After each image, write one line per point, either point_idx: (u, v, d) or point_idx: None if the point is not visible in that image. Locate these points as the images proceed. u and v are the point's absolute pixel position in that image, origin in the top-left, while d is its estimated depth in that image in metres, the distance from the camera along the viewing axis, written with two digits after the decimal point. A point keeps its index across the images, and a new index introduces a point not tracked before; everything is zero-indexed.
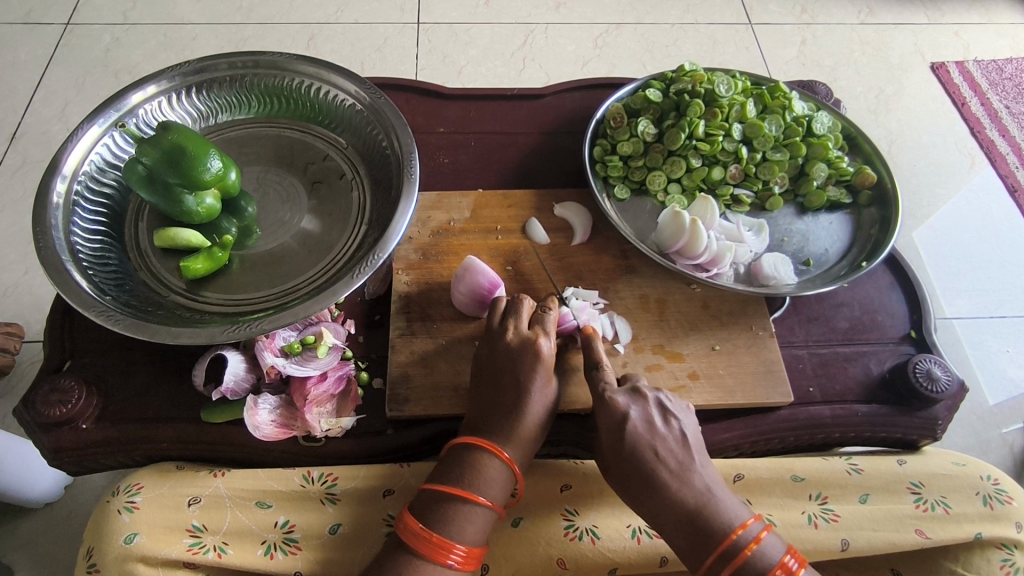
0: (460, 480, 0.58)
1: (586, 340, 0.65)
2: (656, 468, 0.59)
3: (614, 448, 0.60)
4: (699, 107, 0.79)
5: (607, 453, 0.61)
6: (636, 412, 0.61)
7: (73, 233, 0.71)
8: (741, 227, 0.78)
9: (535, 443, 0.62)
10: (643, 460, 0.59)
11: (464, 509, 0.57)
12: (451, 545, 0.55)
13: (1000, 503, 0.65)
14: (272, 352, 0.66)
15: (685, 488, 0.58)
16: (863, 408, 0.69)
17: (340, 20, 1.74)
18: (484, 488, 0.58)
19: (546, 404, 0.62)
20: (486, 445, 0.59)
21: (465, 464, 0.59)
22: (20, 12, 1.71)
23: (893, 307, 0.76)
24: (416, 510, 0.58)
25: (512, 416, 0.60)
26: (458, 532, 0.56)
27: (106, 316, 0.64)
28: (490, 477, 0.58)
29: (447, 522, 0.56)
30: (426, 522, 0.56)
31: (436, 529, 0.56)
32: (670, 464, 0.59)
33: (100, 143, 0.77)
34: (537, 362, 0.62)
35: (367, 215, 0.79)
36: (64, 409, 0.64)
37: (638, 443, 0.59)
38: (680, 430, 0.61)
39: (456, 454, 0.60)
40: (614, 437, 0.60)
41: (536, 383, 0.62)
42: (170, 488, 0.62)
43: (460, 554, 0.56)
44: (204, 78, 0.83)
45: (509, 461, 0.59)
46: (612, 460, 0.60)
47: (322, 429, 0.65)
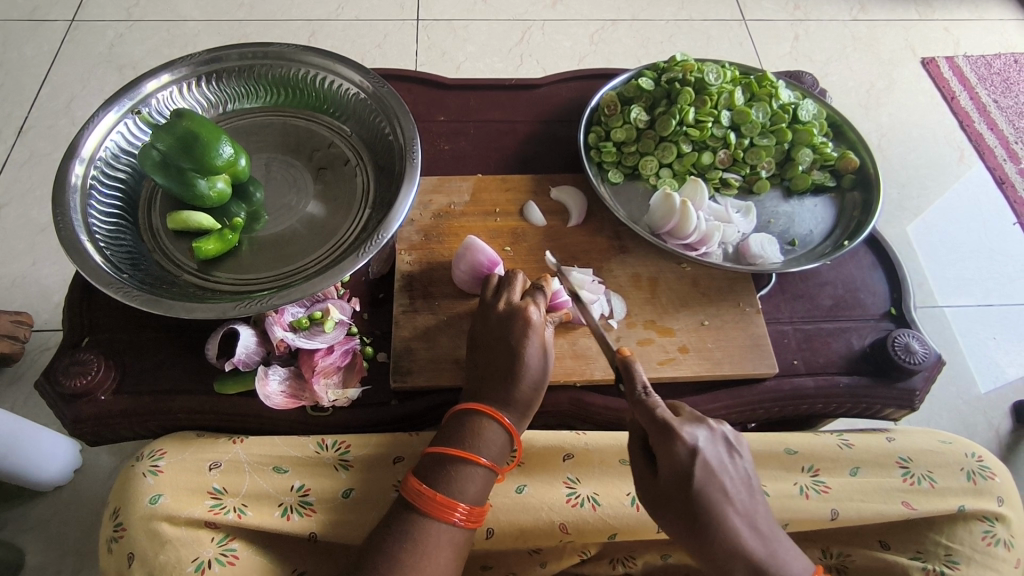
0: (461, 443, 0.61)
1: (626, 364, 0.58)
2: (726, 512, 0.55)
3: (679, 489, 0.55)
4: (688, 95, 0.83)
5: (669, 494, 0.55)
6: (707, 451, 0.56)
7: (90, 215, 0.74)
8: (729, 208, 0.82)
9: (531, 408, 0.64)
10: (714, 504, 0.55)
11: (466, 469, 0.60)
12: (454, 503, 0.58)
13: (983, 478, 0.69)
14: (282, 326, 0.69)
15: (751, 535, 0.55)
16: (845, 380, 0.72)
17: (341, 17, 1.78)
18: (485, 450, 0.61)
19: (538, 369, 0.64)
20: (485, 409, 0.62)
21: (466, 428, 0.62)
22: (26, 9, 1.75)
23: (874, 285, 0.79)
24: (421, 472, 0.61)
25: (509, 383, 0.63)
26: (461, 492, 0.59)
27: (124, 293, 0.67)
28: (490, 440, 0.62)
29: (450, 482, 0.59)
30: (431, 482, 0.60)
31: (440, 490, 0.59)
32: (737, 509, 0.56)
33: (115, 130, 0.80)
34: (528, 327, 0.65)
35: (371, 199, 0.83)
36: (85, 380, 0.67)
37: (709, 488, 0.55)
38: (745, 470, 0.58)
39: (457, 419, 0.63)
40: (685, 479, 0.55)
41: (530, 347, 0.64)
42: (192, 453, 0.66)
43: (463, 512, 0.59)
44: (214, 68, 0.87)
45: (508, 425, 0.63)
46: (675, 501, 0.55)
47: (329, 399, 0.68)
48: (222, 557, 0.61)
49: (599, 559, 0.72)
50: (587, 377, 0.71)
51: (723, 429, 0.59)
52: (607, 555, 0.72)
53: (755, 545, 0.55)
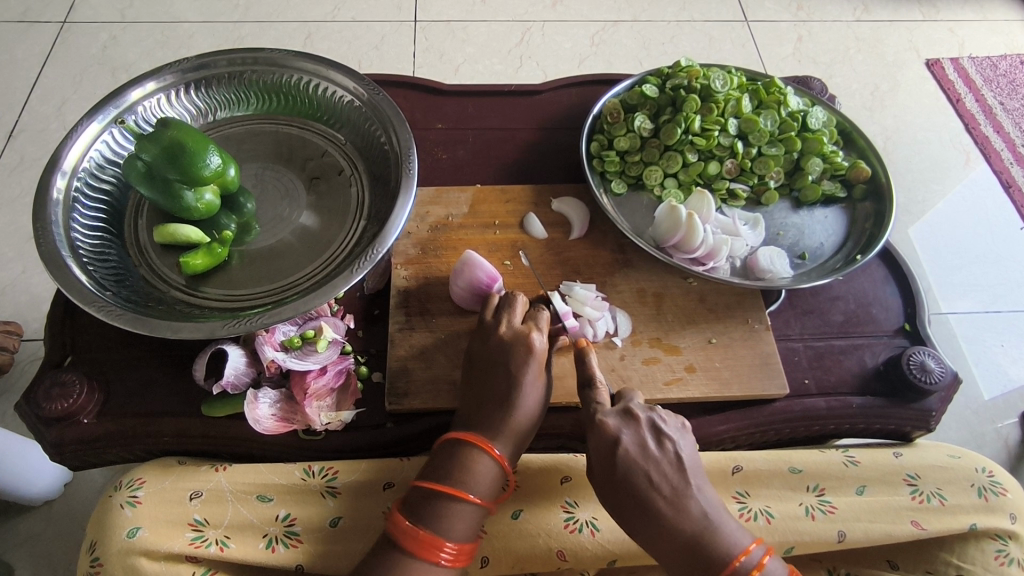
0: (449, 479, 0.58)
1: (580, 354, 0.65)
2: (650, 496, 0.57)
3: (605, 473, 0.59)
4: (695, 103, 0.80)
5: (600, 479, 0.60)
6: (628, 438, 0.59)
7: (73, 229, 0.72)
8: (737, 221, 0.79)
9: (528, 438, 0.62)
10: (636, 487, 0.58)
11: (453, 506, 0.57)
12: (440, 542, 0.56)
13: (995, 495, 0.65)
14: (272, 347, 0.66)
15: (678, 517, 0.57)
16: (858, 400, 0.70)
17: (337, 18, 1.75)
18: (474, 485, 0.58)
19: (535, 403, 0.62)
20: (477, 442, 0.60)
21: (455, 461, 0.59)
22: (17, 10, 1.71)
23: (888, 300, 0.77)
24: (405, 507, 0.58)
25: (508, 410, 0.61)
26: (447, 530, 0.57)
27: (107, 312, 0.64)
28: (481, 474, 0.59)
29: (437, 520, 0.57)
30: (417, 519, 0.57)
31: (425, 528, 0.56)
32: (663, 492, 0.58)
33: (99, 140, 0.78)
34: (530, 355, 0.63)
35: (366, 211, 0.80)
36: (66, 403, 0.64)
37: (630, 470, 0.58)
38: (676, 454, 0.59)
39: (447, 452, 0.60)
40: (608, 466, 0.59)
41: (530, 375, 0.62)
42: (172, 482, 0.63)
43: (450, 551, 0.56)
44: (203, 75, 0.84)
45: (499, 458, 0.60)
46: (607, 489, 0.59)
47: (323, 422, 0.65)
48: None
49: None
50: None
51: (663, 417, 0.62)
52: None
53: (682, 524, 0.57)
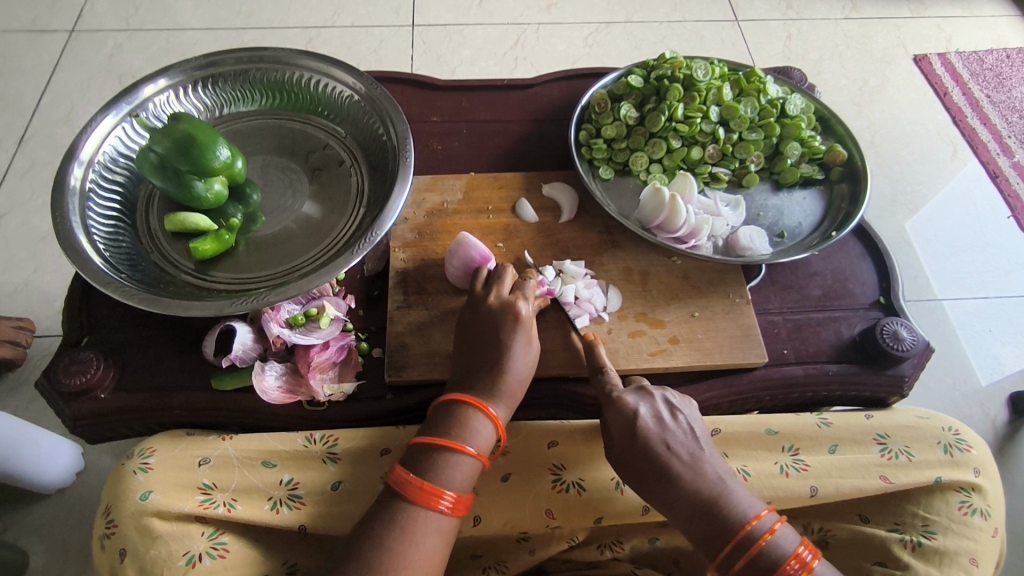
0: (448, 433, 0.62)
1: (589, 346, 0.70)
2: (669, 461, 0.63)
3: (627, 443, 0.64)
4: (677, 92, 0.84)
5: (621, 450, 0.65)
6: (646, 410, 0.65)
7: (88, 218, 0.76)
8: (718, 202, 0.82)
9: (516, 401, 0.66)
10: (657, 453, 0.63)
11: (452, 458, 0.61)
12: (441, 491, 0.59)
13: (960, 451, 0.69)
14: (278, 323, 0.70)
15: (695, 478, 0.62)
16: (833, 367, 0.73)
17: (337, 24, 1.85)
18: (471, 439, 0.62)
19: (523, 368, 0.66)
20: (471, 400, 0.63)
21: (453, 418, 0.63)
22: (27, 21, 1.82)
23: (863, 275, 0.80)
24: (406, 461, 0.62)
25: (495, 377, 0.65)
26: (446, 480, 0.60)
27: (122, 291, 0.69)
28: (478, 430, 0.63)
29: (438, 470, 0.60)
30: (417, 471, 0.60)
31: (426, 479, 0.60)
32: (680, 457, 0.63)
33: (113, 134, 0.82)
34: (517, 323, 0.67)
35: (365, 198, 0.84)
36: (84, 378, 0.68)
37: (649, 439, 0.63)
38: (689, 425, 0.65)
39: (444, 410, 0.64)
40: (630, 435, 0.64)
41: (516, 342, 0.66)
42: (183, 450, 0.67)
43: (450, 500, 0.60)
44: (210, 73, 0.88)
45: (492, 414, 0.64)
46: (629, 458, 0.64)
47: (325, 394, 0.69)
48: (213, 551, 0.63)
49: (587, 544, 0.74)
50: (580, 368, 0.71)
51: (671, 394, 0.68)
52: (594, 540, 0.74)
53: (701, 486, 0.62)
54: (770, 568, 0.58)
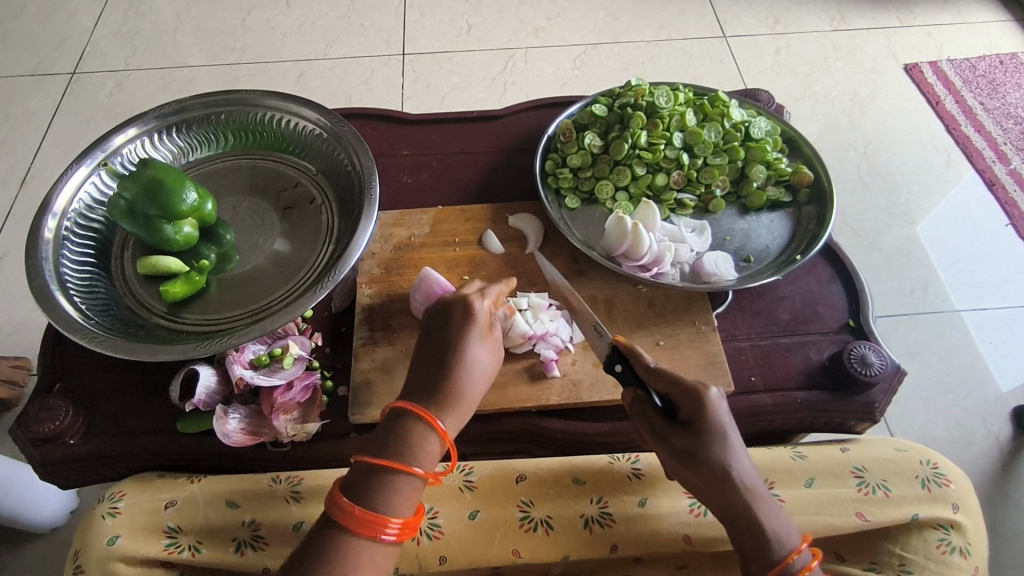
0: (393, 454, 0.59)
1: (629, 349, 0.65)
2: (742, 467, 0.60)
3: (710, 438, 0.60)
4: (640, 119, 0.85)
5: (701, 441, 0.60)
6: (726, 411, 0.62)
7: (61, 266, 0.78)
8: (683, 228, 0.82)
9: (465, 413, 0.63)
10: (729, 457, 0.60)
11: (397, 480, 0.58)
12: (386, 519, 0.56)
13: (938, 486, 0.67)
14: (241, 365, 0.70)
15: (758, 494, 0.60)
16: (802, 395, 0.72)
17: (328, 55, 1.89)
18: (417, 459, 0.59)
19: (477, 371, 0.64)
20: (420, 413, 0.61)
21: (401, 437, 0.60)
22: (30, 65, 1.88)
23: (833, 298, 0.80)
24: (350, 484, 0.59)
25: (449, 384, 0.63)
26: (391, 506, 0.57)
27: (90, 339, 0.70)
28: (425, 449, 0.60)
29: (382, 496, 0.58)
30: (360, 499, 0.57)
31: (369, 504, 0.57)
32: (749, 469, 0.60)
33: (87, 184, 0.84)
34: (471, 320, 0.66)
35: (334, 235, 0.85)
36: (53, 425, 0.69)
37: (732, 441, 0.61)
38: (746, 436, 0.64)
39: (389, 428, 0.61)
40: (712, 434, 0.60)
41: (471, 342, 0.65)
42: (150, 493, 0.67)
43: (395, 527, 0.57)
44: (183, 118, 0.90)
45: (441, 430, 0.61)
46: (702, 458, 0.60)
47: (288, 434, 0.69)
48: None
49: None
50: (543, 402, 0.71)
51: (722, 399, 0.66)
52: None
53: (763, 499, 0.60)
54: None
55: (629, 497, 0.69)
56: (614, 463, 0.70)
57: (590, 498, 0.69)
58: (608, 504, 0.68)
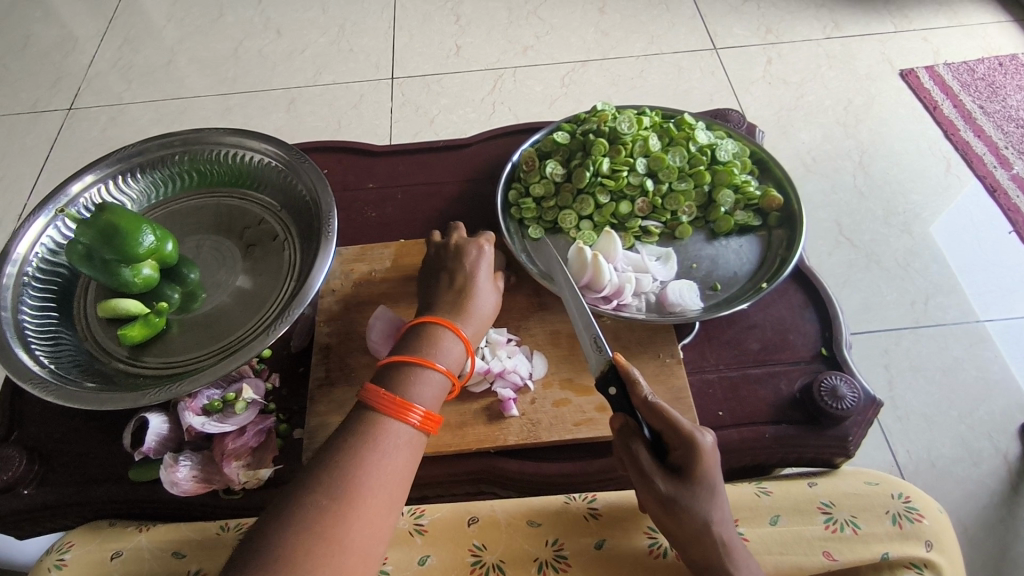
0: (418, 352, 0.63)
1: (626, 371, 0.61)
2: (723, 517, 0.58)
3: (697, 486, 0.58)
4: (602, 146, 0.83)
5: (687, 489, 0.58)
6: (717, 458, 0.59)
7: (20, 313, 0.78)
8: (647, 257, 0.80)
9: (481, 328, 0.68)
10: (711, 506, 0.58)
11: (422, 371, 0.61)
12: (411, 404, 0.59)
13: (909, 522, 0.64)
14: (194, 412, 0.69)
15: (735, 546, 0.58)
16: (771, 430, 0.69)
17: (318, 82, 1.90)
18: (441, 357, 0.63)
19: (488, 297, 0.70)
20: (441, 321, 0.65)
21: (426, 340, 0.64)
22: (27, 102, 1.92)
23: (805, 325, 0.77)
24: (378, 379, 0.61)
25: (463, 296, 0.68)
26: (417, 394, 0.60)
27: (42, 388, 0.70)
28: (447, 350, 0.64)
29: (408, 385, 0.60)
30: (389, 387, 0.60)
31: (399, 391, 0.59)
32: (728, 521, 0.59)
33: (47, 231, 0.84)
34: (480, 254, 0.72)
35: (296, 271, 0.84)
36: (6, 475, 0.69)
37: (717, 488, 0.59)
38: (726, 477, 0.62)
39: (414, 334, 0.65)
40: (700, 484, 0.58)
41: (480, 270, 0.71)
42: (98, 544, 0.67)
43: (419, 415, 0.59)
44: (146, 160, 0.91)
45: (463, 336, 0.65)
46: (686, 505, 0.58)
47: (240, 481, 0.68)
48: None
49: None
50: (501, 443, 0.69)
51: None
52: None
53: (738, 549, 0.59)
54: None
55: (585, 540, 0.66)
56: (569, 503, 0.68)
57: (545, 540, 0.66)
58: (562, 546, 0.66)
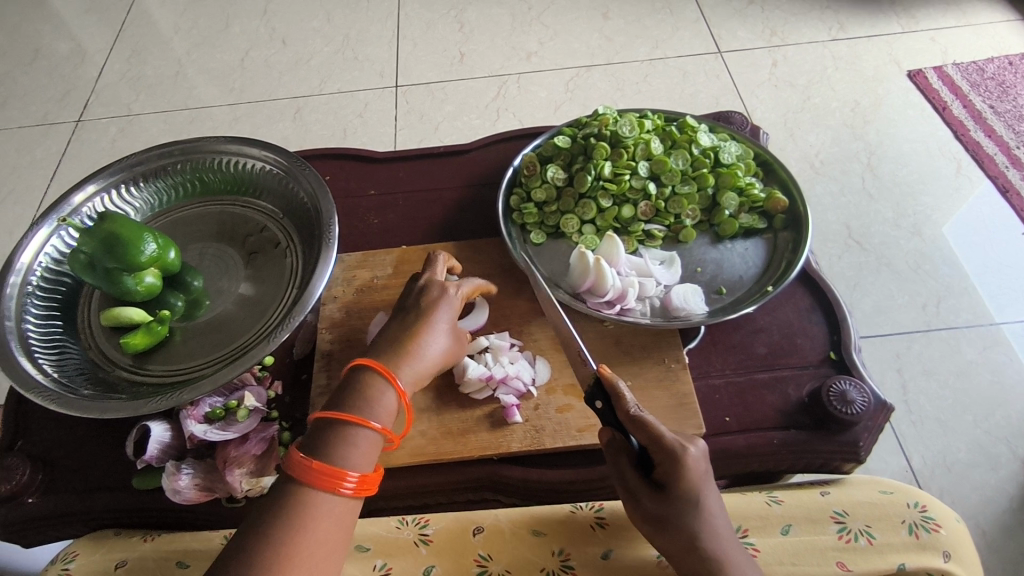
0: (350, 410, 0.59)
1: (611, 384, 0.59)
2: (716, 531, 0.57)
3: (687, 504, 0.56)
4: (603, 149, 0.82)
5: (674, 506, 0.56)
6: (705, 471, 0.58)
7: (24, 322, 0.78)
8: (650, 261, 0.79)
9: (425, 376, 0.64)
10: (706, 520, 0.56)
11: (353, 430, 0.57)
12: (342, 472, 0.55)
13: (926, 532, 0.62)
14: (196, 420, 0.69)
15: (732, 558, 0.56)
16: (779, 436, 0.68)
17: (324, 91, 1.92)
18: (375, 414, 0.59)
19: (437, 343, 0.65)
20: (377, 373, 0.61)
21: (361, 393, 0.60)
22: (37, 115, 1.94)
23: (812, 329, 0.75)
24: (306, 441, 0.58)
25: (406, 341, 0.64)
26: (348, 458, 0.56)
27: (45, 397, 0.70)
28: (381, 404, 0.60)
29: (337, 450, 0.56)
30: (315, 453, 0.56)
31: (327, 457, 0.55)
32: (722, 534, 0.57)
33: (51, 240, 0.84)
34: (439, 296, 0.68)
35: (298, 279, 0.84)
36: (9, 485, 0.69)
37: (707, 503, 0.57)
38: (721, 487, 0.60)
39: (349, 386, 0.61)
40: (685, 499, 0.56)
41: (440, 313, 0.67)
42: (103, 554, 0.67)
43: (353, 482, 0.55)
44: (148, 169, 0.91)
45: (398, 386, 0.61)
46: (672, 521, 0.56)
47: (242, 489, 0.67)
48: None
49: None
50: (503, 450, 0.68)
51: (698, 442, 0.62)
52: None
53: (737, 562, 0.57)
54: None
55: (592, 549, 0.65)
56: (576, 512, 0.67)
57: (551, 551, 0.65)
58: (569, 557, 0.65)
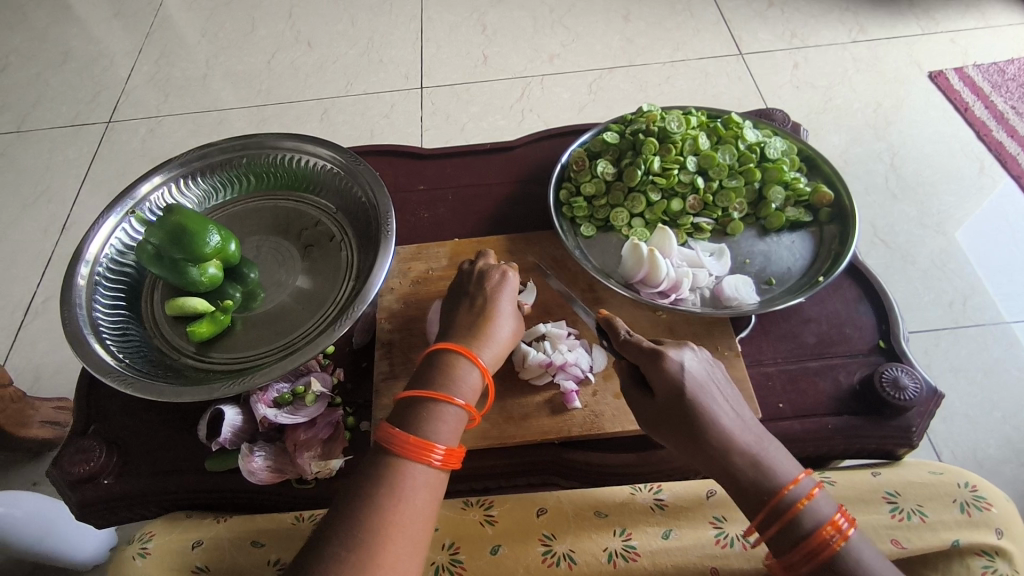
0: (435, 386, 0.61)
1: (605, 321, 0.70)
2: (713, 422, 0.59)
3: (675, 403, 0.60)
4: (653, 145, 0.85)
5: (664, 406, 0.61)
6: (694, 369, 0.62)
7: (95, 310, 0.81)
8: (701, 253, 0.82)
9: (499, 357, 0.67)
10: (706, 411, 0.59)
11: (442, 406, 0.60)
12: (432, 444, 0.57)
13: (978, 510, 0.64)
14: (265, 404, 0.71)
15: (734, 443, 0.58)
16: (833, 421, 0.70)
17: (350, 93, 1.95)
18: (458, 391, 0.61)
19: (505, 326, 0.68)
20: (457, 353, 0.63)
21: (443, 370, 0.62)
22: (69, 116, 1.98)
23: (861, 319, 0.77)
24: (394, 416, 0.60)
25: (480, 323, 0.67)
26: (436, 432, 0.58)
27: (120, 381, 0.72)
28: (463, 381, 0.62)
29: (426, 423, 0.58)
30: (406, 427, 0.58)
31: (418, 430, 0.58)
32: (721, 423, 0.59)
33: (117, 230, 0.87)
34: (502, 282, 0.71)
35: (354, 271, 0.86)
36: (88, 466, 0.72)
37: (698, 398, 0.60)
38: (728, 390, 0.63)
39: (429, 365, 0.63)
40: (671, 396, 0.61)
41: (503, 297, 0.70)
42: (177, 533, 0.69)
43: (441, 453, 0.58)
44: (206, 164, 0.94)
45: (480, 364, 0.64)
46: (664, 422, 0.61)
47: (313, 471, 0.69)
48: None
49: None
50: (565, 434, 0.70)
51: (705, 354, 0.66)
52: None
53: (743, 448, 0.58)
54: (806, 534, 0.54)
55: (653, 529, 0.67)
56: (636, 494, 0.69)
57: (613, 531, 0.67)
58: (631, 537, 0.66)
